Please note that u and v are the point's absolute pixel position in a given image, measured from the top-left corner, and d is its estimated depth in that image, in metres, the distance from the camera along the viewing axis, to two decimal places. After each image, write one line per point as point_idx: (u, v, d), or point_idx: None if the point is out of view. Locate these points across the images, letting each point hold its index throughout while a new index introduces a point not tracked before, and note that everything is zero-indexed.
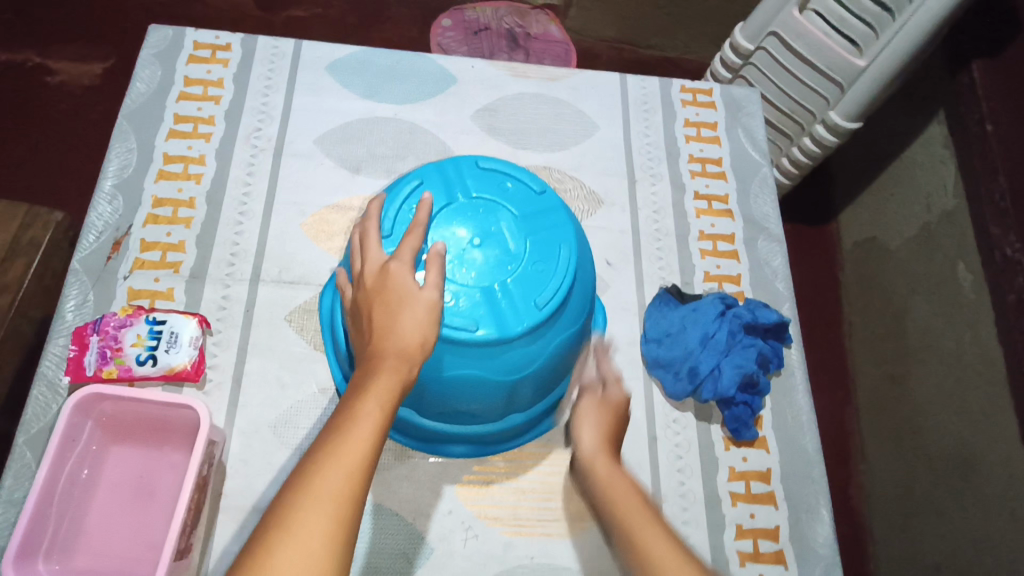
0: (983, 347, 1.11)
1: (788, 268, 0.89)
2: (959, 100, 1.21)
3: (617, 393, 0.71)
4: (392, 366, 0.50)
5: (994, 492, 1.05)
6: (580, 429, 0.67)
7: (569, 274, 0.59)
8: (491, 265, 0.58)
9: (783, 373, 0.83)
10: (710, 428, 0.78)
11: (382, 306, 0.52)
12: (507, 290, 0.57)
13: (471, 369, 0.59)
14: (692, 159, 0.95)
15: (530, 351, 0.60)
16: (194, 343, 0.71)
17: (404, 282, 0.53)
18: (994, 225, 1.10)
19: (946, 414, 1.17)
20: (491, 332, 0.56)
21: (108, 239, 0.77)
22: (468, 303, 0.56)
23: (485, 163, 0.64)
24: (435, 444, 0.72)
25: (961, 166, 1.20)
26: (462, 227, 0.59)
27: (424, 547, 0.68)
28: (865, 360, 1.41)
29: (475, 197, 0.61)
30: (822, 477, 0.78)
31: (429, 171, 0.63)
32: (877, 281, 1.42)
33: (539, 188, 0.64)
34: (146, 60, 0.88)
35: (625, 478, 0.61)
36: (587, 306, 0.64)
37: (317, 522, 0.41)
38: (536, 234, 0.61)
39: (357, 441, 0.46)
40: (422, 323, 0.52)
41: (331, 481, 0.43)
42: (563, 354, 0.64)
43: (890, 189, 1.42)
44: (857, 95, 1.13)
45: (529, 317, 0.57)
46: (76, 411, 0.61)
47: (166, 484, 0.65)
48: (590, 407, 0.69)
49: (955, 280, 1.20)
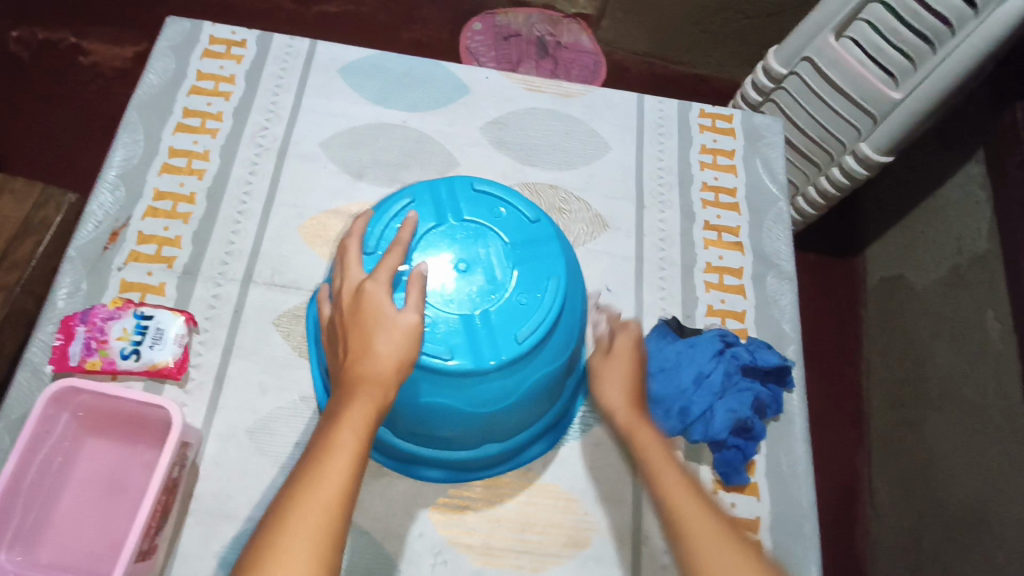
0: (1006, 400, 1.06)
1: (796, 308, 0.86)
2: (1000, 141, 1.15)
3: (625, 341, 0.72)
4: (367, 392, 0.49)
5: (1004, 554, 1.00)
6: (603, 386, 0.70)
7: (554, 307, 0.57)
8: (473, 293, 0.57)
9: (782, 419, 0.80)
10: (699, 470, 0.75)
11: (357, 327, 0.52)
12: (486, 320, 0.56)
13: (445, 399, 0.57)
14: (705, 187, 0.92)
15: (507, 384, 0.58)
16: (178, 341, 0.71)
17: (381, 302, 0.52)
18: None
19: (962, 468, 1.12)
20: (464, 363, 0.55)
21: (106, 229, 0.77)
22: (445, 330, 0.55)
23: (480, 184, 0.62)
24: (411, 465, 0.70)
25: (998, 209, 1.14)
26: (449, 251, 0.58)
27: (392, 570, 0.67)
28: (881, 402, 1.36)
29: (466, 220, 0.60)
30: (813, 532, 0.74)
31: (421, 190, 0.62)
32: (900, 321, 1.36)
33: (533, 215, 0.62)
34: (161, 52, 0.88)
35: (650, 434, 0.64)
36: (573, 338, 0.63)
37: (295, 561, 0.40)
38: (524, 263, 0.59)
39: (334, 472, 0.45)
40: (399, 346, 0.51)
41: (309, 517, 0.42)
42: (546, 385, 0.62)
43: (920, 226, 1.36)
44: (890, 128, 1.08)
45: (506, 350, 0.56)
46: (51, 403, 0.61)
47: (137, 481, 0.65)
48: (606, 364, 0.71)
49: (982, 327, 1.15)
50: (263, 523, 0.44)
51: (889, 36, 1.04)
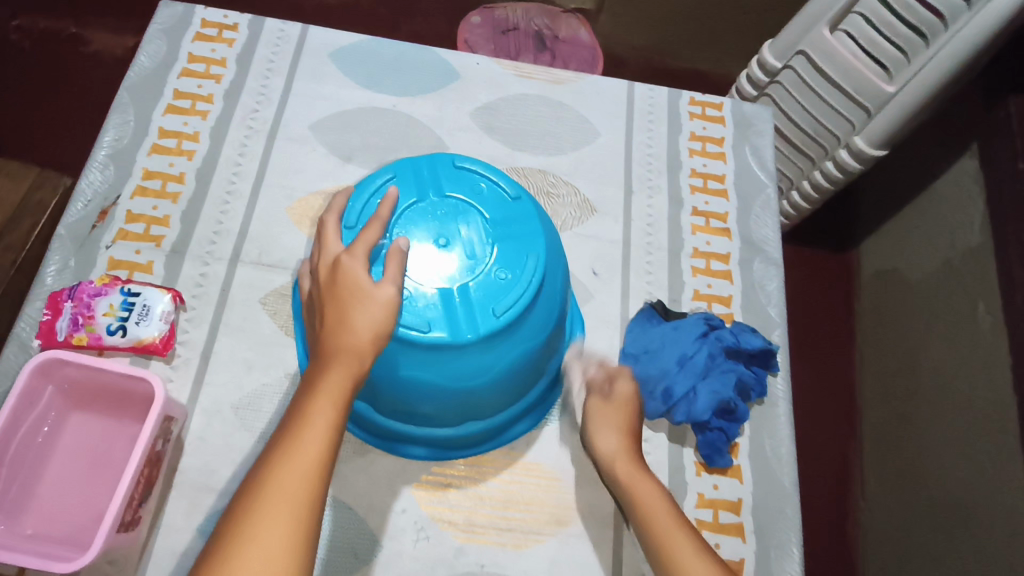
0: (995, 393, 1.06)
1: (782, 294, 0.86)
2: (993, 135, 1.16)
3: (626, 389, 0.72)
4: (344, 362, 0.49)
5: (992, 545, 1.00)
6: (600, 430, 0.69)
7: (532, 284, 0.58)
8: (451, 268, 0.57)
9: (766, 402, 0.80)
10: (682, 451, 0.76)
11: (335, 300, 0.52)
12: (463, 294, 0.56)
13: (423, 372, 0.58)
14: (693, 173, 0.92)
15: (485, 359, 0.58)
16: (165, 318, 0.71)
17: (358, 275, 0.52)
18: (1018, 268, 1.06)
19: (952, 461, 1.12)
20: (442, 337, 0.55)
21: (95, 208, 0.77)
22: (423, 304, 0.56)
23: (463, 162, 0.63)
24: (395, 442, 0.71)
25: (991, 202, 1.15)
26: (430, 226, 0.58)
27: (374, 545, 0.67)
28: (874, 396, 1.36)
29: (447, 196, 0.60)
30: (795, 514, 0.75)
31: (403, 166, 0.62)
32: (893, 316, 1.37)
33: (515, 192, 0.62)
34: (153, 34, 0.88)
35: (652, 486, 0.63)
36: (554, 315, 0.63)
37: (273, 525, 0.41)
38: (504, 240, 0.59)
39: (311, 442, 0.45)
40: (375, 319, 0.51)
41: (286, 484, 0.43)
42: (525, 362, 0.62)
43: (914, 221, 1.37)
44: (886, 120, 1.09)
45: (484, 325, 0.56)
46: (35, 374, 0.61)
47: (122, 455, 0.65)
48: (605, 410, 0.70)
49: (974, 320, 1.15)
50: (242, 490, 0.44)
51: (883, 29, 1.04)
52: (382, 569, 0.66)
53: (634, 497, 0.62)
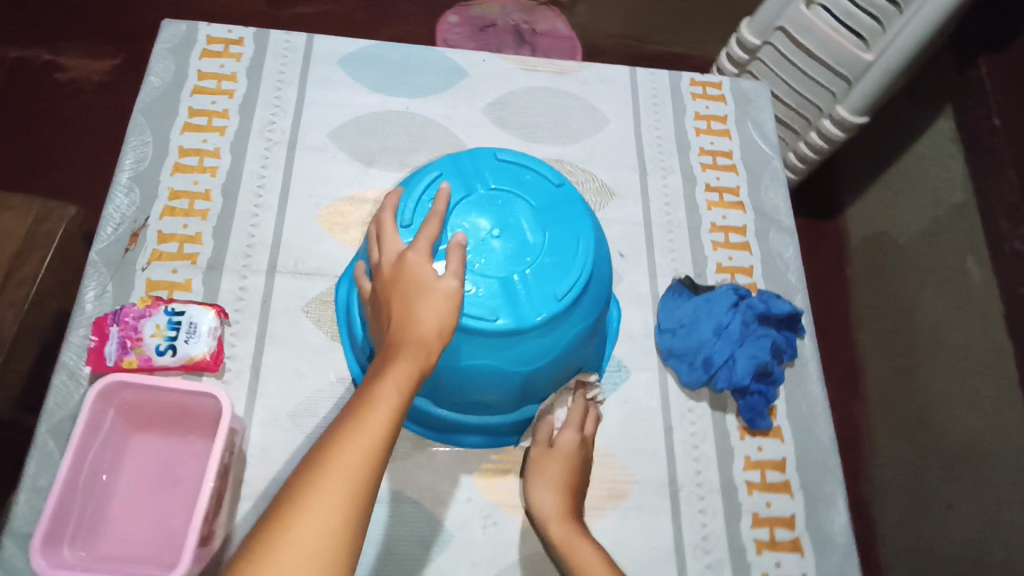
0: (990, 340, 1.14)
1: (799, 260, 0.90)
2: (967, 94, 1.22)
3: (570, 442, 0.70)
4: (410, 351, 0.49)
5: (1006, 485, 1.08)
6: (539, 493, 0.68)
7: (586, 266, 0.60)
8: (508, 255, 0.59)
9: (797, 363, 0.83)
10: (724, 418, 0.79)
11: (399, 294, 0.53)
12: (524, 280, 0.58)
13: (490, 360, 0.60)
14: (703, 151, 0.95)
15: (547, 342, 0.60)
16: (212, 333, 0.71)
17: (422, 269, 0.53)
18: (1003, 220, 1.14)
19: (956, 408, 1.18)
20: (509, 323, 0.57)
21: (126, 231, 0.77)
22: (486, 292, 0.57)
23: (503, 154, 0.65)
24: (448, 434, 0.72)
25: (969, 160, 1.21)
26: (482, 217, 0.60)
27: (444, 534, 0.69)
28: (871, 352, 1.37)
29: (493, 188, 0.62)
30: (836, 466, 0.78)
31: (447, 163, 0.64)
32: (885, 274, 1.39)
33: (557, 180, 0.64)
34: (160, 54, 0.88)
35: (592, 551, 0.62)
36: (603, 296, 0.65)
37: (333, 501, 0.41)
38: (554, 225, 0.61)
39: (377, 421, 0.45)
40: (439, 310, 0.51)
41: (350, 461, 0.42)
42: (578, 342, 0.64)
43: (897, 184, 1.40)
44: (867, 86, 1.13)
45: (548, 308, 0.58)
46: (98, 399, 0.62)
47: (190, 472, 0.66)
48: (547, 463, 0.69)
49: (964, 274, 1.21)
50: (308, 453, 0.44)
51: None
52: (455, 558, 0.68)
53: (574, 563, 0.62)
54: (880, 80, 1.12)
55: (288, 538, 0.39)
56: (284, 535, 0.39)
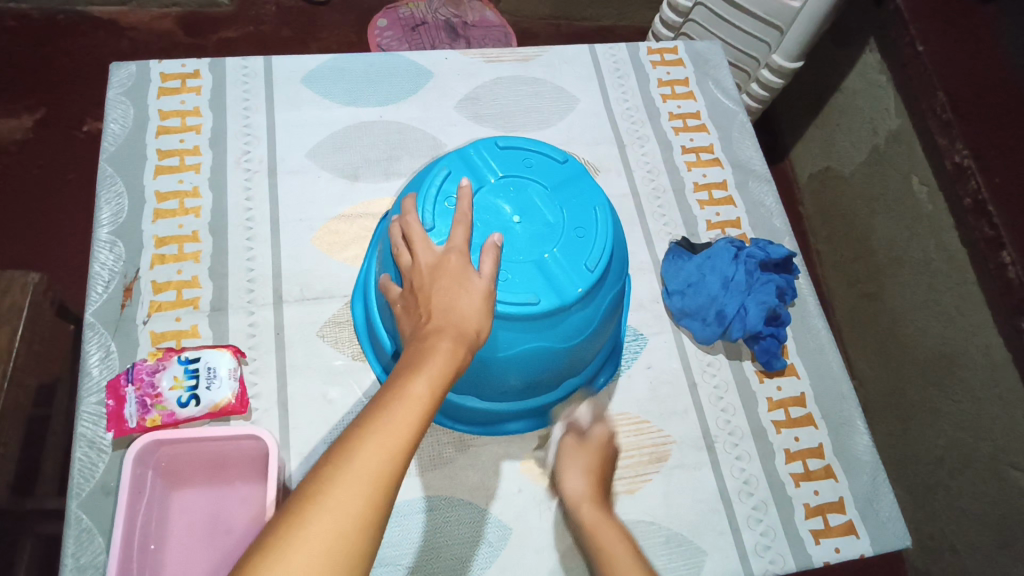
0: (946, 251, 1.17)
1: (780, 205, 0.94)
2: (889, 26, 1.27)
3: (602, 434, 0.73)
4: (447, 349, 0.50)
5: (979, 384, 1.10)
6: (568, 473, 0.69)
7: (608, 233, 0.64)
8: (535, 238, 0.62)
9: (797, 302, 0.87)
10: (742, 364, 0.82)
11: (439, 295, 0.53)
12: (555, 258, 0.61)
13: (539, 341, 0.62)
14: (672, 116, 0.98)
15: (586, 314, 0.64)
16: (233, 375, 0.69)
17: (462, 270, 0.54)
18: (940, 136, 1.14)
19: (923, 318, 1.23)
20: (551, 302, 0.60)
21: (118, 287, 0.74)
22: (523, 276, 0.60)
23: (503, 142, 0.67)
24: (496, 424, 0.74)
25: (899, 89, 1.27)
26: (502, 205, 0.63)
27: (503, 531, 0.70)
28: (840, 284, 1.48)
29: (503, 176, 0.65)
30: (851, 392, 0.83)
31: (454, 160, 0.65)
32: (838, 208, 1.48)
33: (561, 157, 0.67)
34: (114, 99, 0.84)
35: (618, 531, 0.63)
36: (622, 263, 0.69)
37: (348, 500, 0.40)
38: (568, 200, 0.65)
39: (402, 422, 0.45)
40: (478, 310, 0.53)
41: (371, 460, 0.42)
42: (608, 311, 0.68)
43: (835, 119, 1.48)
44: (797, 35, 1.17)
45: (584, 281, 0.61)
46: (136, 463, 0.60)
47: (240, 519, 0.64)
48: (576, 450, 0.71)
49: (912, 194, 1.25)
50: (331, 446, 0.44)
51: None
52: (520, 548, 0.69)
53: (598, 539, 0.62)
54: (805, 27, 1.16)
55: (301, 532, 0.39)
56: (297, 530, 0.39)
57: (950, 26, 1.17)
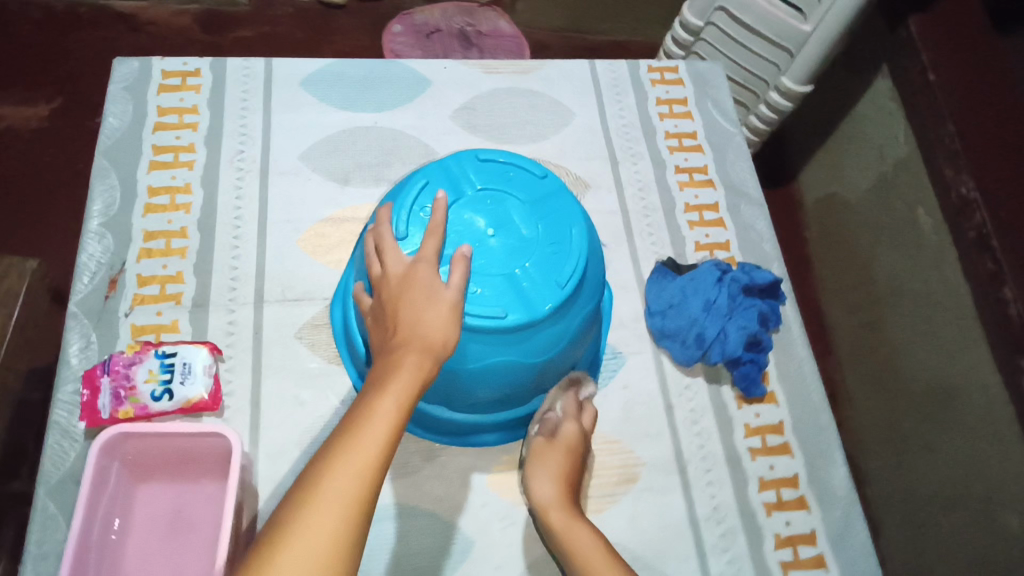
0: (949, 285, 1.14)
1: (772, 229, 0.93)
2: (901, 54, 1.25)
3: (572, 430, 0.70)
4: (413, 362, 0.51)
5: (976, 421, 1.08)
6: (538, 479, 0.67)
7: (583, 250, 0.63)
8: (508, 252, 0.62)
9: (781, 329, 0.86)
10: (720, 390, 0.81)
11: (406, 307, 0.53)
12: (527, 273, 0.61)
13: (508, 355, 0.62)
14: (669, 135, 0.97)
15: (558, 329, 0.64)
16: (208, 372, 0.70)
17: (431, 282, 0.54)
18: (946, 167, 1.12)
19: (923, 351, 1.21)
20: (520, 317, 0.60)
21: (103, 279, 0.75)
22: (493, 290, 0.60)
23: (485, 155, 0.68)
24: (466, 435, 0.73)
25: (909, 118, 1.24)
26: (476, 217, 0.63)
27: (465, 543, 0.70)
28: (840, 310, 1.44)
29: (481, 189, 0.65)
30: (829, 424, 0.81)
31: (433, 171, 0.66)
32: (841, 233, 1.46)
33: (540, 172, 0.68)
34: (115, 94, 0.86)
35: (590, 538, 0.62)
36: (598, 280, 0.69)
37: (322, 524, 0.44)
38: (544, 216, 0.65)
39: (371, 440, 0.47)
40: (446, 321, 0.53)
41: (342, 483, 0.45)
42: (582, 327, 0.68)
43: (842, 145, 1.46)
44: (808, 58, 1.17)
45: (554, 297, 0.61)
46: (102, 455, 0.61)
47: (203, 516, 0.65)
48: (546, 451, 0.69)
49: (917, 227, 1.24)
50: (308, 467, 0.47)
51: None
52: (481, 561, 0.69)
53: (573, 550, 0.61)
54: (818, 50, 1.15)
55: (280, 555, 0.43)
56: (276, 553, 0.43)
57: (962, 57, 1.16)
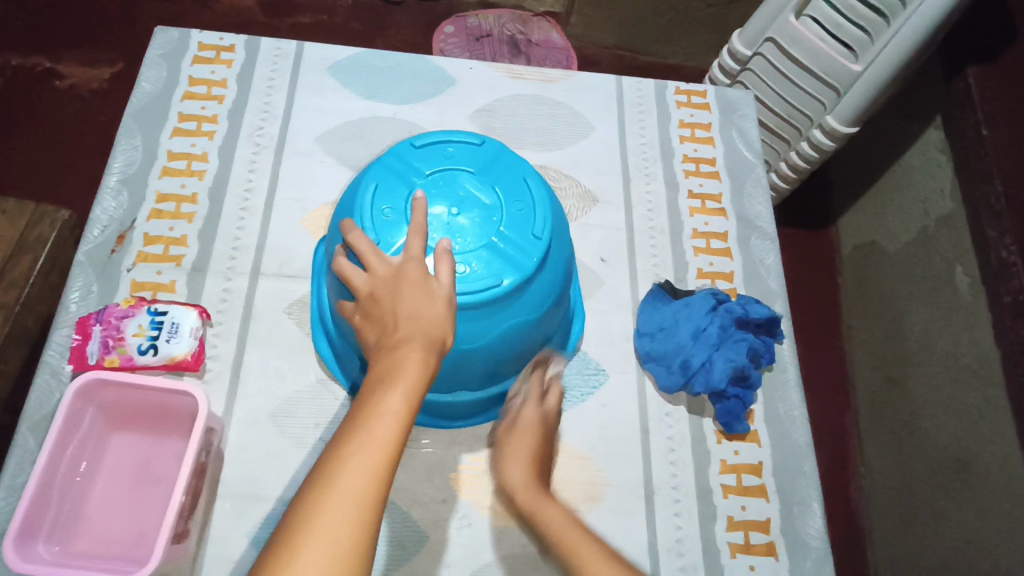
0: (978, 349, 1.06)
1: (781, 265, 0.90)
2: (954, 105, 1.16)
3: (531, 415, 0.71)
4: (418, 356, 0.51)
5: (990, 495, 1.01)
6: (507, 465, 0.67)
7: (543, 198, 0.66)
8: (479, 224, 0.63)
9: (775, 368, 0.84)
10: (702, 421, 0.79)
11: (404, 303, 0.53)
12: (504, 237, 0.62)
13: (514, 318, 0.64)
14: (686, 158, 0.96)
15: (545, 282, 0.66)
16: (194, 334, 0.72)
17: (422, 279, 0.54)
18: (989, 227, 1.05)
19: (943, 416, 1.13)
20: (515, 280, 0.61)
21: (113, 233, 0.79)
22: (481, 264, 0.61)
23: (419, 142, 0.67)
24: (491, 409, 0.75)
25: (957, 169, 1.15)
26: (437, 204, 0.63)
27: (418, 537, 0.69)
28: (864, 363, 1.35)
29: (430, 174, 0.65)
30: (813, 471, 0.78)
31: (377, 172, 0.65)
32: (875, 286, 1.37)
33: (476, 140, 0.69)
34: (152, 60, 0.90)
35: (560, 509, 0.61)
36: (566, 244, 0.70)
37: (337, 526, 0.42)
38: (499, 181, 0.66)
39: (380, 438, 0.46)
40: (442, 317, 0.53)
41: (354, 482, 0.44)
42: (559, 288, 0.69)
43: (887, 194, 1.37)
44: (855, 98, 1.09)
45: (537, 248, 0.63)
46: (78, 397, 0.63)
47: (168, 471, 0.66)
48: (513, 441, 0.69)
49: (952, 283, 1.14)
50: (314, 469, 0.46)
51: (846, 12, 1.04)
52: (430, 559, 0.69)
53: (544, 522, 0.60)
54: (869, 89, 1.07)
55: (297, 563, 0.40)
56: (291, 560, 0.40)
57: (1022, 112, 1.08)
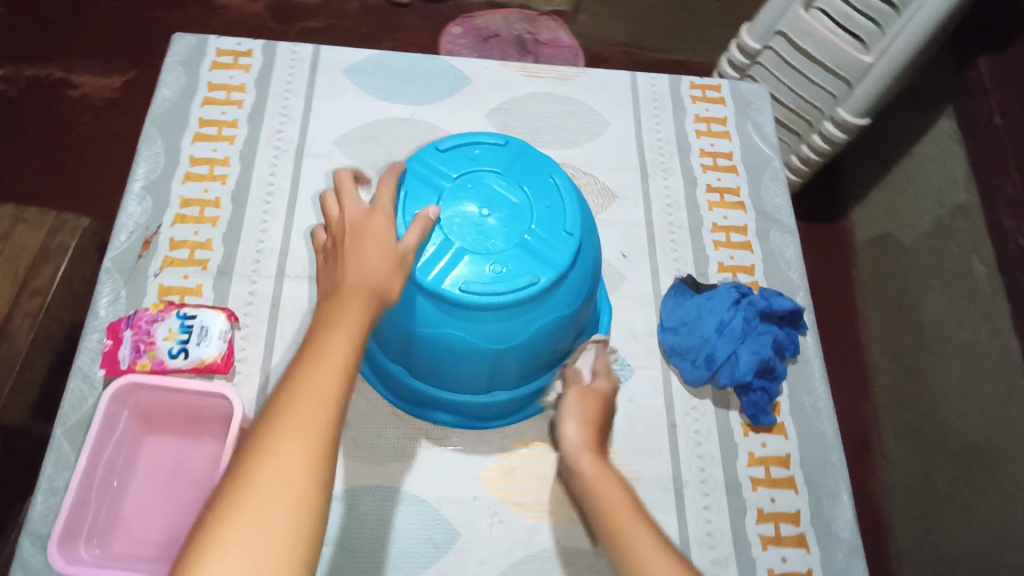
0: (999, 338, 1.06)
1: (801, 257, 0.91)
2: (967, 94, 1.16)
3: (603, 388, 0.72)
4: (363, 300, 0.52)
5: (1014, 485, 1.00)
6: (568, 425, 0.68)
7: (570, 194, 0.66)
8: (509, 223, 0.63)
9: (799, 360, 0.84)
10: (728, 414, 0.79)
11: (360, 246, 0.55)
12: (536, 234, 0.63)
13: (549, 316, 0.65)
14: (703, 153, 0.96)
15: (578, 278, 0.66)
16: (223, 337, 0.73)
17: (384, 230, 0.56)
18: (1008, 218, 1.05)
19: (963, 406, 1.12)
20: (551, 277, 0.62)
21: (139, 239, 0.80)
22: (516, 263, 0.61)
23: (444, 145, 0.68)
24: (521, 407, 0.75)
25: (971, 159, 1.15)
26: (467, 206, 0.63)
27: (449, 534, 0.70)
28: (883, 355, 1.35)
29: (458, 176, 0.65)
30: (841, 463, 0.78)
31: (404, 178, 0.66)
32: (891, 277, 1.36)
33: (499, 140, 0.69)
34: (171, 67, 0.91)
35: (614, 482, 0.62)
36: (593, 239, 0.70)
37: (291, 449, 0.42)
38: (526, 179, 0.66)
39: (329, 369, 0.46)
40: (391, 269, 0.54)
41: (304, 409, 0.44)
42: (589, 285, 0.69)
43: (901, 185, 1.37)
44: (867, 90, 1.09)
45: (568, 246, 0.63)
46: (115, 401, 0.65)
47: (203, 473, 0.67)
48: (580, 402, 0.70)
49: (970, 274, 1.14)
50: (251, 428, 0.44)
51: (856, 3, 1.04)
52: (462, 555, 0.69)
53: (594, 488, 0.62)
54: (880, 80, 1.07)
55: (251, 485, 0.40)
56: (246, 483, 0.40)
57: None
